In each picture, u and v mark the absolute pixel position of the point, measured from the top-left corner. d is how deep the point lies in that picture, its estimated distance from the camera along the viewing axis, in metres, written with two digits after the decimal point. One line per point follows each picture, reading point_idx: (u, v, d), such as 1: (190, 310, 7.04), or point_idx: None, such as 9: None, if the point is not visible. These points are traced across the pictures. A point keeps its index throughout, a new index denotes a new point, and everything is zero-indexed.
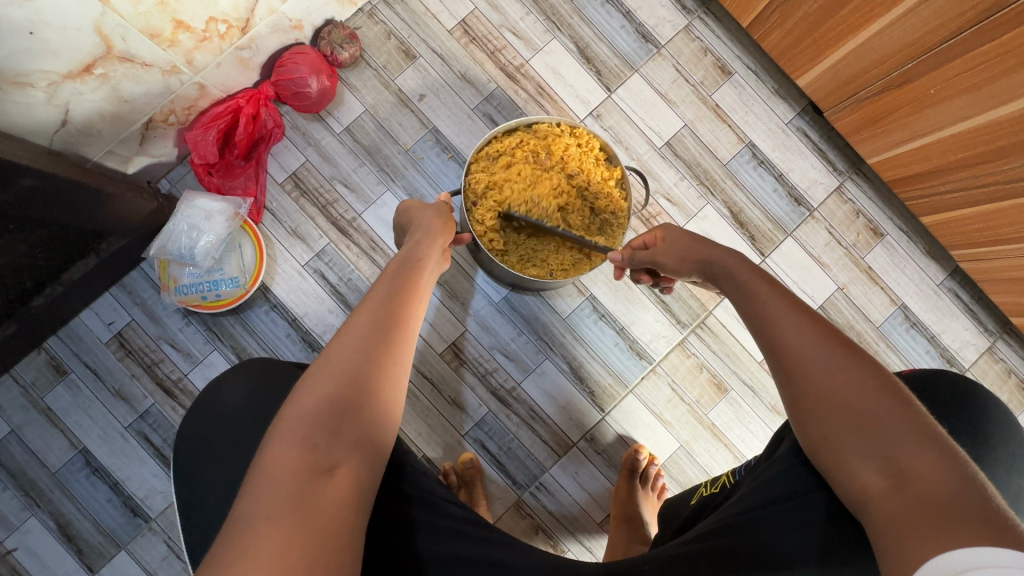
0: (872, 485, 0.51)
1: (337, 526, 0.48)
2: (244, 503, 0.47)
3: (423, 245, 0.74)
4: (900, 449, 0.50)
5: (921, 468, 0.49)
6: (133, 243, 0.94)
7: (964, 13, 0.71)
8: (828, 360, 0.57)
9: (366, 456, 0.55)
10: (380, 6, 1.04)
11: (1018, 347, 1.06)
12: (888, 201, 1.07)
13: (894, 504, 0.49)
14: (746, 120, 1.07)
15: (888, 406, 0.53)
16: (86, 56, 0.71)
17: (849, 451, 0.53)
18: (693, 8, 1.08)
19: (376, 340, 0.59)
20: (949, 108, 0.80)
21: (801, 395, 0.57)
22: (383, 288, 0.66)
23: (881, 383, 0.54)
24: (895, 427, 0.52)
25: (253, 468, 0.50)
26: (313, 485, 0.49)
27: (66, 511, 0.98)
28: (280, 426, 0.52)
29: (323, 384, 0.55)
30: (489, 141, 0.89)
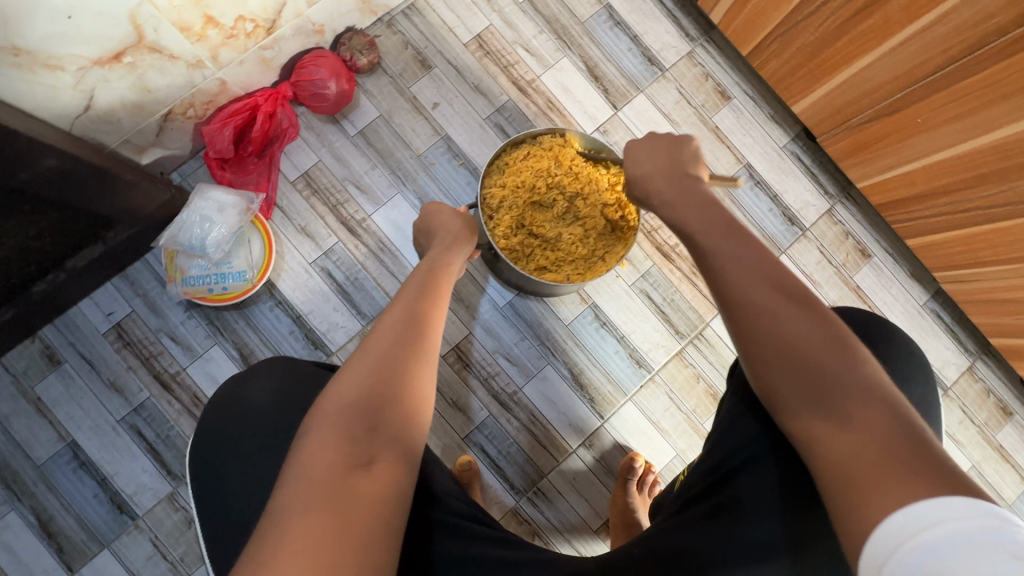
0: (817, 433, 0.51)
1: (376, 517, 0.47)
2: (278, 498, 0.47)
3: (447, 253, 0.76)
4: (844, 400, 0.51)
5: (869, 420, 0.49)
6: (142, 233, 0.94)
7: (951, 48, 0.77)
8: (777, 311, 0.57)
9: (402, 455, 0.53)
10: (399, 17, 1.08)
11: (996, 368, 1.11)
12: (875, 225, 1.13)
13: (841, 450, 0.49)
14: (743, 142, 1.13)
15: (837, 362, 0.53)
16: (118, 45, 0.72)
17: (798, 403, 0.54)
18: (695, 36, 1.15)
19: (407, 337, 0.60)
20: (935, 136, 0.86)
21: (756, 351, 0.57)
22: (411, 292, 0.67)
23: (828, 337, 0.55)
24: (838, 379, 0.52)
25: (288, 464, 0.50)
26: (351, 480, 0.48)
27: (48, 506, 0.95)
28: (317, 419, 0.52)
29: (360, 377, 0.55)
30: (499, 155, 0.92)
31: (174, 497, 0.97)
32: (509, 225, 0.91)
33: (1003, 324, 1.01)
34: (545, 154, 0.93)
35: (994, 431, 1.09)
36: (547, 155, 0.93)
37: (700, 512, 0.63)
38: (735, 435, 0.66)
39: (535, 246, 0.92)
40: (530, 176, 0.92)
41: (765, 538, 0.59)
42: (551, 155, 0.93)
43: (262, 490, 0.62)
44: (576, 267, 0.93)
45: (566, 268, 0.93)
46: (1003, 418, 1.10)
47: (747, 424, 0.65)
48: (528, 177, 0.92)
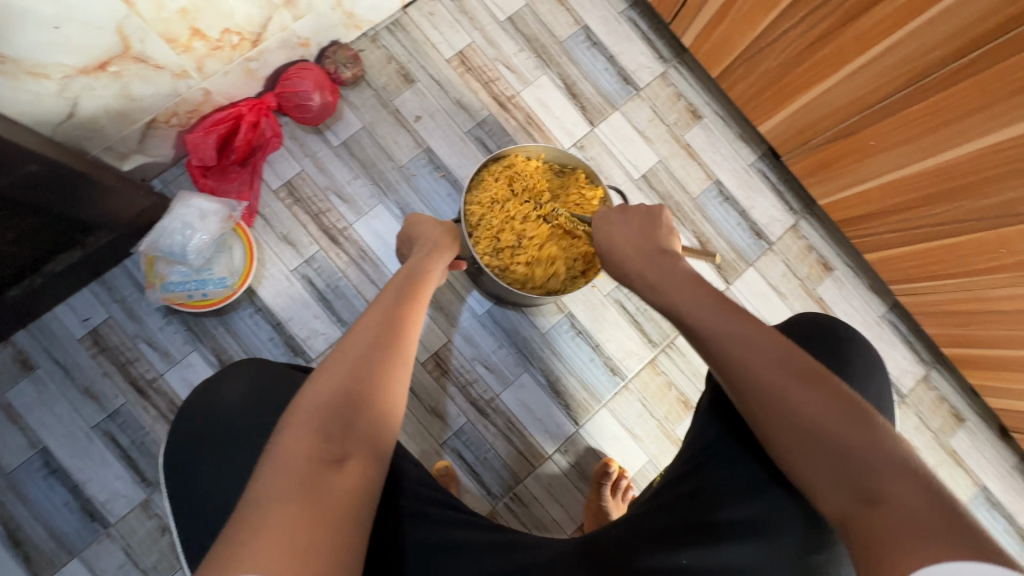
0: (847, 509, 0.52)
1: (347, 510, 0.49)
2: (254, 490, 0.48)
3: (429, 260, 0.79)
4: (875, 477, 0.51)
5: (901, 493, 0.49)
6: (121, 239, 0.94)
7: (899, 76, 0.83)
8: (789, 388, 0.58)
9: (374, 452, 0.56)
10: (383, 33, 1.11)
11: (949, 376, 1.17)
12: (836, 240, 1.19)
13: (874, 525, 0.49)
14: (713, 159, 1.18)
15: (855, 433, 0.54)
16: (104, 54, 0.74)
17: (825, 476, 0.54)
18: (669, 58, 1.20)
19: (383, 340, 0.62)
20: (887, 158, 0.92)
21: (772, 429, 0.58)
22: (389, 297, 0.69)
23: (841, 407, 0.56)
24: (860, 451, 0.53)
25: (264, 457, 0.51)
26: (325, 474, 0.50)
27: (17, 515, 0.94)
28: (295, 415, 0.54)
29: (337, 376, 0.57)
30: (479, 174, 0.96)
31: (148, 505, 0.97)
32: (491, 240, 0.95)
33: (954, 334, 1.07)
34: (524, 170, 0.97)
35: (947, 436, 1.15)
36: (526, 171, 0.97)
37: (673, 499, 0.66)
38: (705, 431, 0.70)
39: (515, 260, 0.96)
40: (509, 193, 0.96)
41: (734, 522, 0.63)
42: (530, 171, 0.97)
43: (239, 492, 0.63)
44: (556, 278, 0.97)
45: (547, 280, 0.97)
46: (956, 424, 1.16)
47: (716, 422, 0.70)
48: (508, 194, 0.96)
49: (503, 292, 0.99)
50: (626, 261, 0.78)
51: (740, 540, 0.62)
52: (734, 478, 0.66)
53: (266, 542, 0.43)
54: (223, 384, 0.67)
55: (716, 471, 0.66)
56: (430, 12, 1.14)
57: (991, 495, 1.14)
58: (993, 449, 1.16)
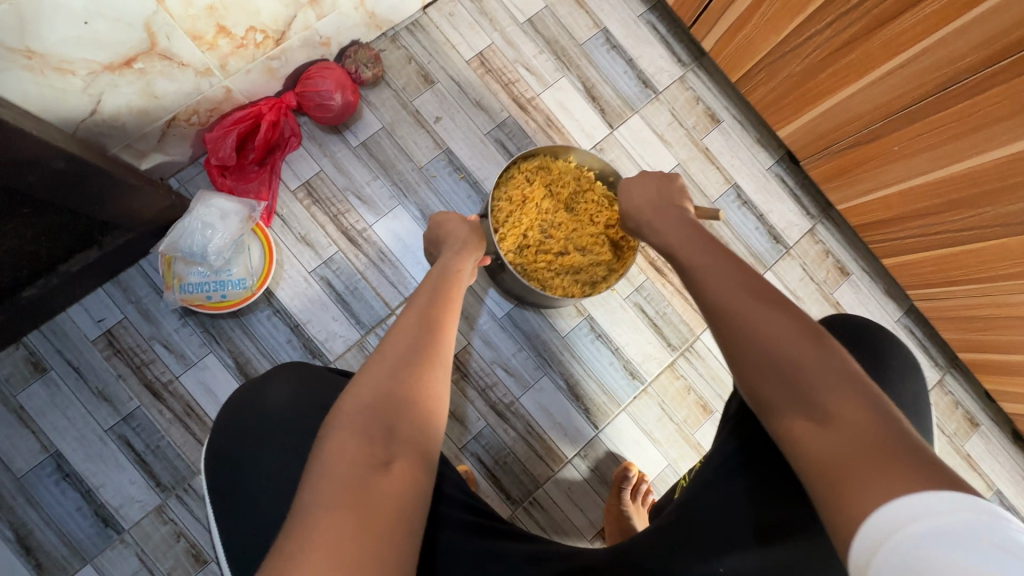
0: (795, 426, 0.52)
1: (397, 515, 0.48)
2: (303, 497, 0.47)
3: (458, 258, 0.78)
4: (822, 392, 0.52)
5: (846, 406, 0.50)
6: (139, 239, 0.93)
7: (926, 82, 0.84)
8: (753, 313, 0.60)
9: (421, 453, 0.54)
10: (403, 33, 1.11)
11: (964, 381, 1.18)
12: (853, 244, 1.19)
13: (823, 443, 0.49)
14: (732, 163, 1.18)
15: (813, 356, 0.55)
16: (130, 51, 0.72)
17: (778, 398, 0.55)
18: (687, 61, 1.20)
19: (422, 342, 0.61)
20: (911, 163, 0.92)
21: (735, 357, 0.60)
22: (424, 297, 0.69)
23: (804, 334, 0.57)
24: (815, 372, 0.53)
25: (309, 463, 0.50)
26: (373, 478, 0.49)
27: (28, 520, 0.91)
28: (338, 420, 0.53)
29: (377, 380, 0.56)
30: (511, 168, 0.95)
31: (163, 510, 0.95)
32: (516, 238, 0.94)
33: (972, 339, 1.07)
34: (557, 172, 0.97)
35: (962, 441, 1.16)
36: (558, 173, 0.97)
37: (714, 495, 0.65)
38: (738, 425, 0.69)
39: (538, 259, 0.95)
40: (538, 192, 0.95)
41: (781, 523, 0.62)
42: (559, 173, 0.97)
43: (272, 498, 0.62)
44: (573, 283, 0.96)
45: (564, 283, 0.96)
46: (971, 428, 1.16)
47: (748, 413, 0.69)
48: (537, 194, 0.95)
49: (523, 293, 0.98)
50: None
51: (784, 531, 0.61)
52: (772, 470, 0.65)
53: (318, 548, 0.42)
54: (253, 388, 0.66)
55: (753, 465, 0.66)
56: (450, 13, 1.13)
57: (1005, 499, 1.14)
58: (1006, 454, 1.16)
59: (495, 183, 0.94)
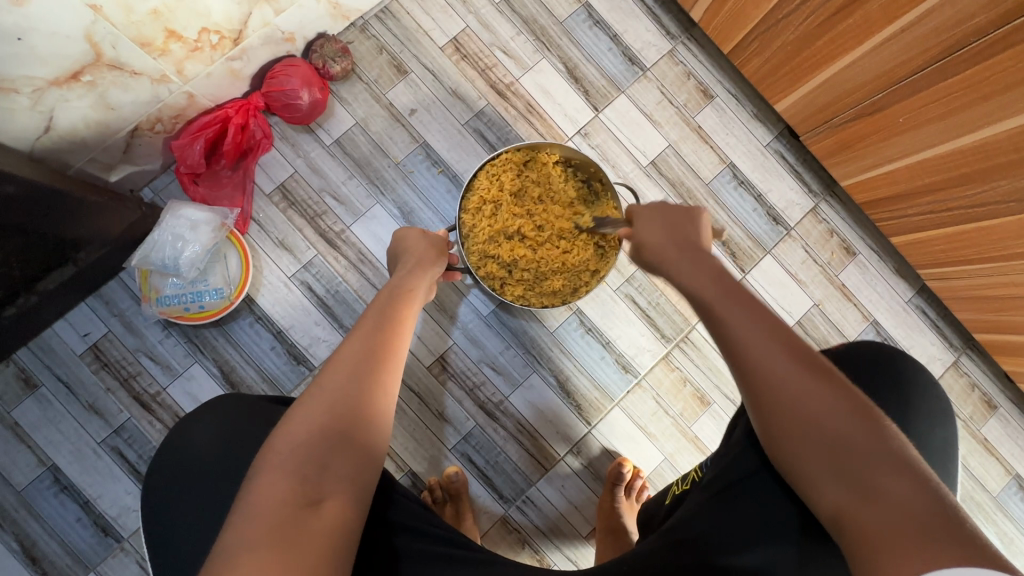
0: (844, 504, 0.51)
1: (323, 553, 0.47)
2: (227, 537, 0.46)
3: (413, 274, 0.76)
4: (873, 473, 0.50)
5: (897, 489, 0.49)
6: (114, 253, 0.92)
7: (931, 48, 0.76)
8: (797, 377, 0.56)
9: (353, 489, 0.53)
10: (372, 22, 1.06)
11: (982, 362, 1.11)
12: (860, 222, 1.12)
13: (870, 521, 0.48)
14: (727, 141, 1.11)
15: (856, 425, 0.53)
16: (75, 64, 0.70)
17: (820, 469, 0.54)
18: (677, 34, 1.13)
19: (363, 369, 0.59)
20: (917, 136, 0.85)
21: (776, 425, 0.56)
22: (373, 319, 0.66)
23: (845, 404, 0.55)
24: (861, 448, 0.52)
25: (235, 505, 0.49)
26: (301, 518, 0.48)
27: (31, 532, 0.94)
28: (268, 459, 0.52)
29: (313, 415, 0.55)
30: (482, 169, 0.91)
31: None
32: (484, 236, 0.91)
33: (987, 320, 1.01)
34: (538, 168, 0.93)
35: (979, 425, 1.10)
36: (538, 169, 0.92)
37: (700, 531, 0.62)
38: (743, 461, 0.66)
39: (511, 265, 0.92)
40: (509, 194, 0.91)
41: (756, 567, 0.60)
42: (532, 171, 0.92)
43: None
44: (533, 291, 0.93)
45: (523, 288, 0.93)
46: (988, 412, 1.10)
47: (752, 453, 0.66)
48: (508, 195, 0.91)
49: (502, 291, 0.95)
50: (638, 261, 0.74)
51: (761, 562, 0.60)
52: (768, 509, 0.63)
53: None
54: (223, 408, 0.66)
55: (743, 510, 0.63)
56: None
57: None
58: None
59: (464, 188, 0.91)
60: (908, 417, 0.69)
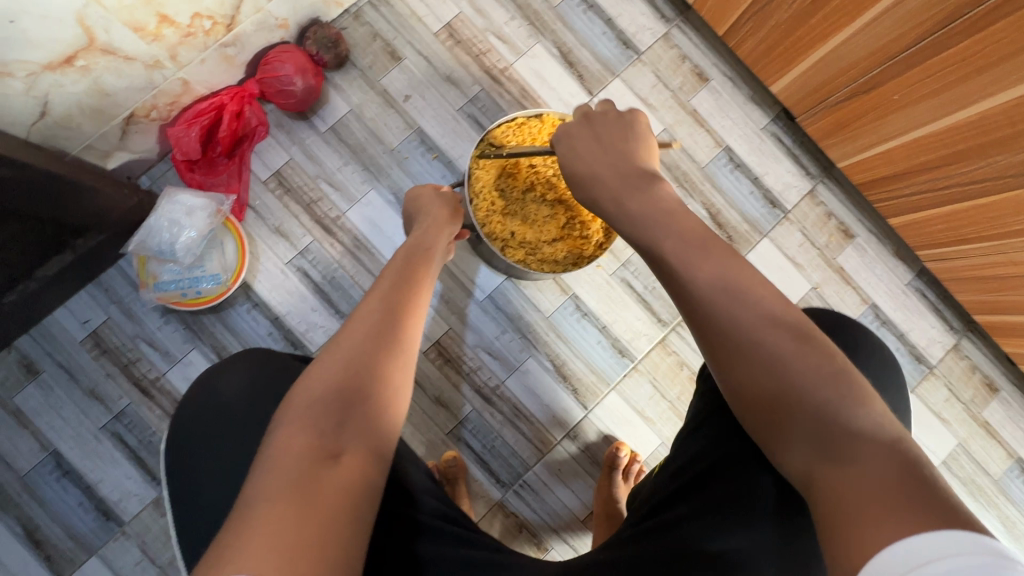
0: (811, 463, 0.50)
1: (344, 505, 0.49)
2: (249, 489, 0.48)
3: (429, 237, 0.79)
4: (849, 435, 0.48)
5: (871, 450, 0.46)
6: (113, 239, 0.93)
7: (924, 23, 0.75)
8: (766, 334, 0.56)
9: (372, 441, 0.55)
10: (366, 8, 1.06)
11: (982, 345, 1.10)
12: (858, 204, 1.11)
13: (836, 481, 0.46)
14: (722, 124, 1.11)
15: (825, 382, 0.52)
16: (68, 48, 0.71)
17: (792, 433, 0.52)
18: (671, 17, 1.12)
19: (382, 327, 0.61)
20: (913, 113, 0.84)
21: (748, 390, 0.56)
22: (389, 281, 0.69)
23: (819, 366, 0.53)
24: (833, 405, 0.51)
25: (258, 457, 0.51)
26: (320, 470, 0.50)
27: (34, 516, 0.95)
28: (287, 414, 0.53)
29: (331, 370, 0.56)
30: (498, 127, 0.92)
31: (160, 502, 0.98)
32: (493, 196, 0.91)
33: (985, 300, 1.00)
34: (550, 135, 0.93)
35: (979, 408, 1.09)
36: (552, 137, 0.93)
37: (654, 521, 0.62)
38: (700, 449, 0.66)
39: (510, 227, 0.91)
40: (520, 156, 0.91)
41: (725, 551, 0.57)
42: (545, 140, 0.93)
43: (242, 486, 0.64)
44: (532, 256, 0.92)
45: (523, 251, 0.92)
46: (989, 395, 1.09)
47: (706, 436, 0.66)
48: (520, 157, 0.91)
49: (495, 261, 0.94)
50: None
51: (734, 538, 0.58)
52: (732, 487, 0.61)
53: (259, 539, 0.43)
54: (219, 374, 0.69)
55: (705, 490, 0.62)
56: None
57: None
58: None
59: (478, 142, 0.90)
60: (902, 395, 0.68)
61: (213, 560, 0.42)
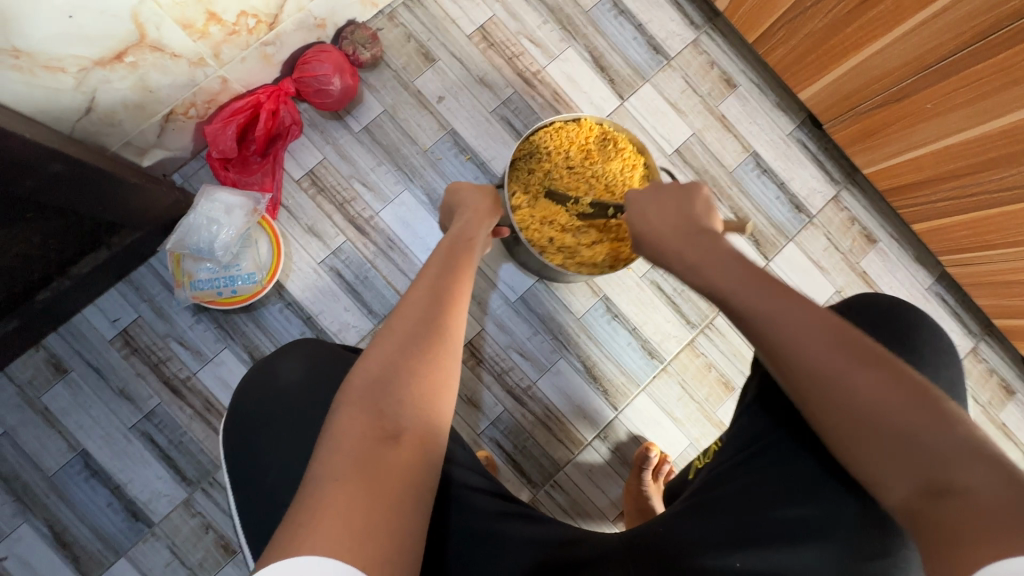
0: (913, 495, 0.47)
1: (403, 486, 0.48)
2: (316, 468, 0.47)
3: (470, 228, 0.79)
4: (950, 465, 0.46)
5: (976, 480, 0.44)
6: (148, 237, 0.92)
7: (962, 33, 0.77)
8: (837, 361, 0.53)
9: (428, 424, 0.54)
10: (400, 9, 1.06)
11: (1000, 349, 1.13)
12: (881, 210, 1.14)
13: (947, 518, 0.44)
14: (749, 130, 1.12)
15: (907, 405, 0.49)
16: (119, 44, 0.70)
17: (879, 458, 0.50)
18: (700, 24, 1.14)
19: (434, 314, 0.62)
20: (945, 120, 0.86)
21: (830, 426, 0.53)
22: (434, 270, 0.69)
23: (904, 389, 0.50)
24: (926, 432, 0.48)
25: (319, 439, 0.50)
26: (381, 451, 0.49)
27: (61, 516, 0.94)
28: (347, 395, 0.53)
29: (386, 356, 0.56)
30: (539, 130, 0.93)
31: (190, 503, 0.96)
32: (531, 199, 0.93)
33: (1006, 306, 1.03)
34: (587, 139, 0.94)
35: (997, 410, 1.11)
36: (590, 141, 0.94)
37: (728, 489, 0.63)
38: (762, 418, 0.67)
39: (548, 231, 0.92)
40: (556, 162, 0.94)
41: (792, 522, 0.60)
42: (581, 145, 0.94)
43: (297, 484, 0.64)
44: (571, 260, 0.94)
45: (562, 256, 0.93)
46: (1006, 397, 1.12)
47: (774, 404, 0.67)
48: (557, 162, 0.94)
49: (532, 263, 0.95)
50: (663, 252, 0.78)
51: (804, 511, 0.61)
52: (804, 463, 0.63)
53: (332, 519, 0.43)
54: (272, 368, 0.69)
55: (777, 464, 0.64)
56: None
57: None
58: None
59: (518, 144, 0.92)
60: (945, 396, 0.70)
61: (289, 536, 0.41)
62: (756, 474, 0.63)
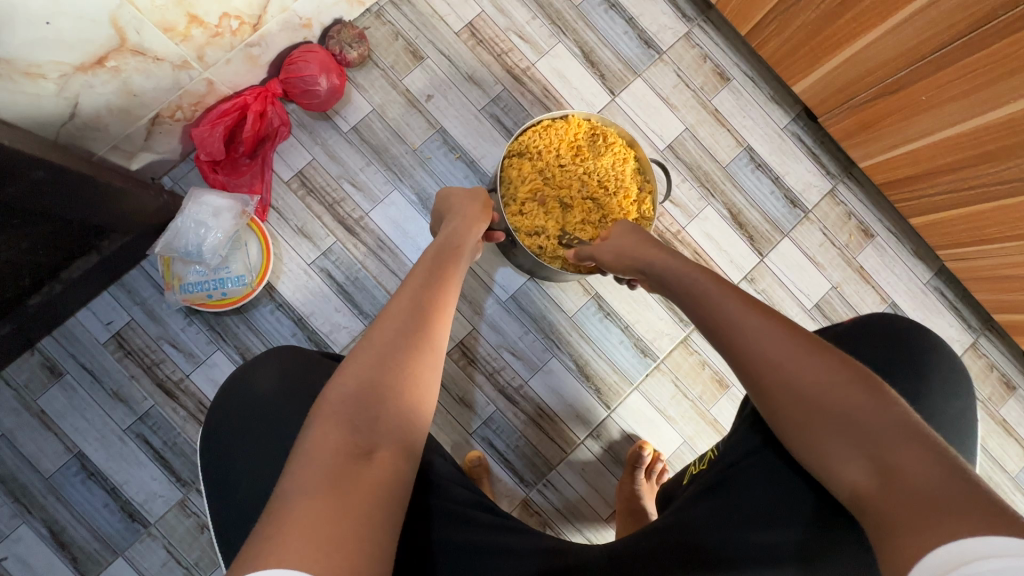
0: (861, 482, 0.51)
1: (377, 500, 0.49)
2: (286, 483, 0.47)
3: (460, 233, 0.79)
4: (890, 449, 0.50)
5: (911, 461, 0.48)
6: (137, 240, 0.93)
7: (955, 23, 0.75)
8: (791, 359, 0.58)
9: (402, 440, 0.55)
10: (388, 7, 1.05)
11: (1000, 344, 1.11)
12: (878, 204, 1.12)
13: (889, 501, 0.47)
14: (743, 124, 1.11)
15: (854, 397, 0.54)
16: (100, 49, 0.70)
17: (831, 449, 0.54)
18: (692, 16, 1.12)
19: (416, 322, 0.62)
20: (940, 113, 0.85)
21: (787, 421, 0.57)
22: (421, 278, 0.69)
23: (850, 382, 0.55)
24: (870, 421, 0.52)
25: (292, 451, 0.51)
26: (354, 467, 0.49)
27: (59, 517, 0.95)
28: (322, 410, 0.53)
29: (364, 368, 0.57)
30: (527, 129, 0.92)
31: (186, 503, 0.97)
32: (524, 201, 0.92)
33: (1005, 300, 1.01)
34: (577, 135, 0.93)
35: (997, 406, 1.10)
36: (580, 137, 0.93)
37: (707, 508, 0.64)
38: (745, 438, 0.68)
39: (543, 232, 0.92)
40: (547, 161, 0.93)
41: (770, 545, 0.60)
42: (572, 142, 0.93)
43: None
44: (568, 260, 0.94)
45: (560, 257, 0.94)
46: (1007, 393, 1.10)
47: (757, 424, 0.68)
48: (548, 161, 0.93)
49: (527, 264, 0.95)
50: (649, 257, 0.78)
51: (782, 534, 0.61)
52: (783, 488, 0.63)
53: (300, 532, 0.42)
54: (256, 372, 0.69)
55: (757, 486, 0.64)
56: None
57: None
58: None
59: (507, 146, 0.91)
60: (935, 396, 0.69)
61: (257, 548, 0.41)
62: (736, 494, 0.64)
